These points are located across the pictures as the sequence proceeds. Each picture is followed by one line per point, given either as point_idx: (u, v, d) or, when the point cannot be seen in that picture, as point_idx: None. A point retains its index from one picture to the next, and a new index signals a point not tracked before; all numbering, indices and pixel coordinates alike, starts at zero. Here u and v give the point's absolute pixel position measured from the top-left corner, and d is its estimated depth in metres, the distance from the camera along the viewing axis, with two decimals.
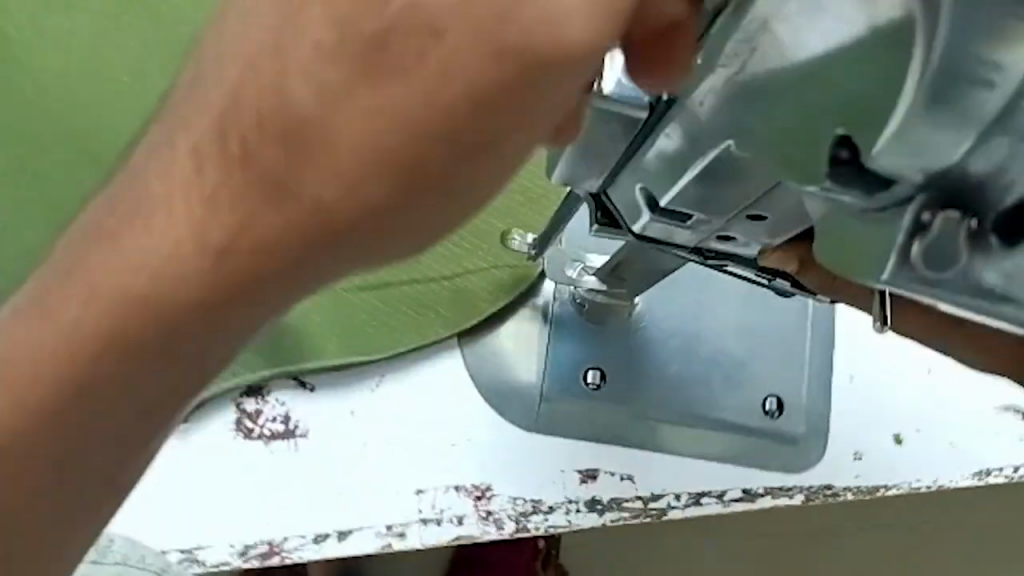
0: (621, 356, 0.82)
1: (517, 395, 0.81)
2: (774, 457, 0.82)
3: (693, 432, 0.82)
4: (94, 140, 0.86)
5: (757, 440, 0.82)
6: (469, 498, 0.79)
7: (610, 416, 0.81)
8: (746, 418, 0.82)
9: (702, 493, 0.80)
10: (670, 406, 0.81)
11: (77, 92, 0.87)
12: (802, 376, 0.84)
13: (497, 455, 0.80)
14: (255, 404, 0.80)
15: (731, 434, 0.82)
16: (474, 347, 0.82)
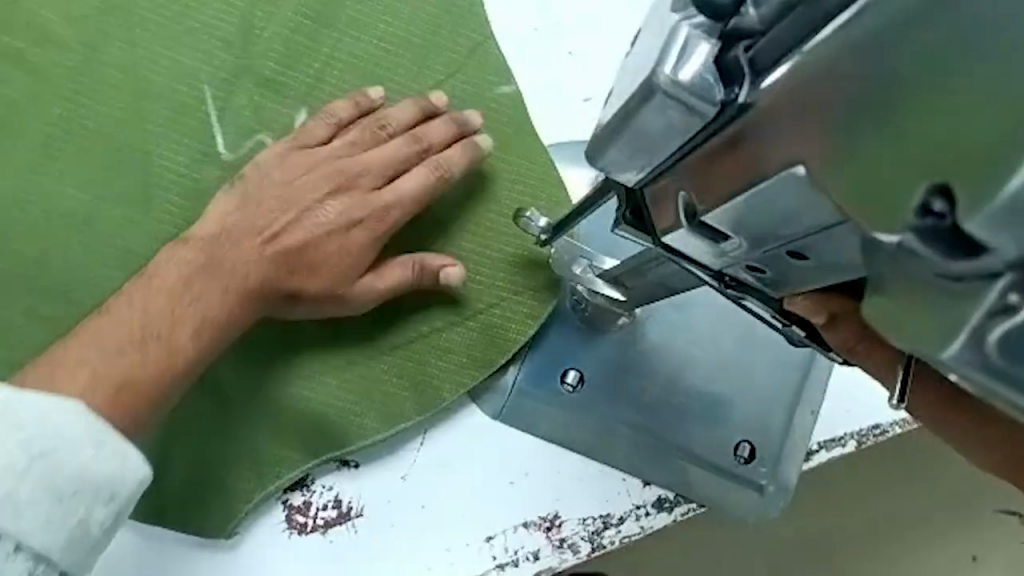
0: (614, 372, 0.79)
1: (501, 395, 0.79)
2: (739, 496, 0.80)
3: (675, 453, 0.79)
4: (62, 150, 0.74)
5: (725, 479, 0.80)
6: (539, 531, 0.78)
7: (589, 416, 0.78)
8: (714, 449, 0.80)
9: (745, 481, 0.80)
10: (659, 441, 0.79)
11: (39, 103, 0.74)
12: (788, 428, 0.81)
13: (556, 480, 0.79)
14: (302, 496, 0.76)
15: (709, 473, 0.80)
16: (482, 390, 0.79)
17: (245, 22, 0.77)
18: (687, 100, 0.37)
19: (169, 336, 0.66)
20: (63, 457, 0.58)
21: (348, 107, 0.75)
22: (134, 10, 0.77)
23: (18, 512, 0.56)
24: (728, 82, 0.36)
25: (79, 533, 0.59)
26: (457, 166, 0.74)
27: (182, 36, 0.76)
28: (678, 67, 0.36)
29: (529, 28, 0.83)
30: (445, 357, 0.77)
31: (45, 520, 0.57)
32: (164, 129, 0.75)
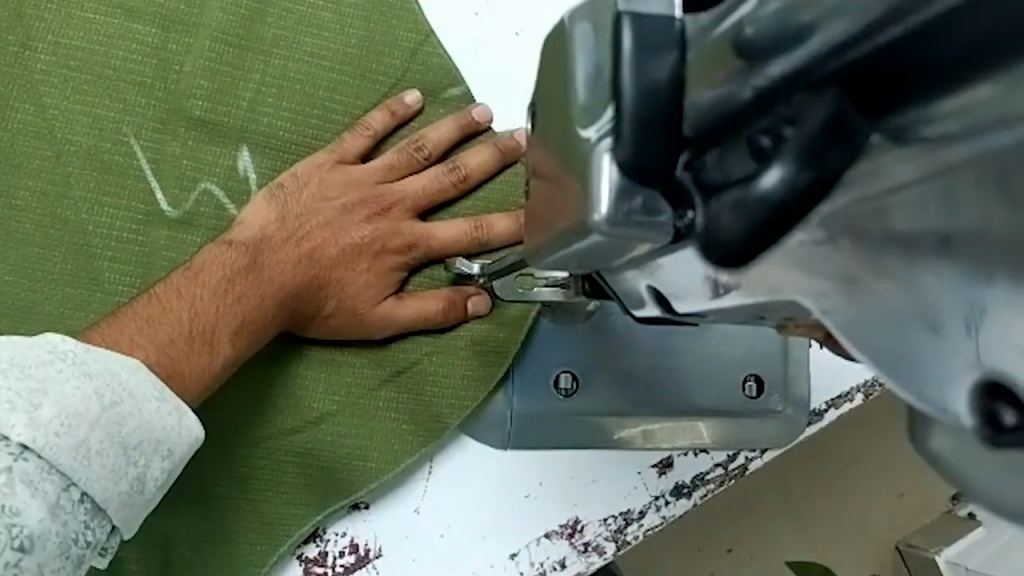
0: (595, 360, 0.73)
1: (495, 416, 0.74)
2: (761, 437, 0.75)
3: (682, 416, 0.74)
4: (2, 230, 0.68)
5: (739, 425, 0.75)
6: (563, 539, 0.74)
7: (589, 418, 0.72)
8: (724, 403, 0.74)
9: (767, 415, 0.75)
10: (665, 411, 0.73)
11: None
12: (787, 360, 0.75)
13: (572, 485, 0.74)
14: (316, 547, 0.72)
15: (723, 422, 0.74)
16: (469, 421, 0.74)
17: (162, 60, 0.70)
18: (631, 238, 0.31)
19: (211, 337, 0.64)
20: (131, 408, 0.55)
21: (355, 141, 0.71)
22: (37, 67, 0.69)
23: (89, 459, 0.53)
24: (676, 204, 0.30)
25: (137, 484, 0.56)
26: (473, 166, 0.72)
27: (96, 86, 0.69)
28: (611, 204, 0.30)
29: (470, 12, 0.76)
30: (431, 380, 0.74)
31: (110, 470, 0.54)
32: (96, 193, 0.69)
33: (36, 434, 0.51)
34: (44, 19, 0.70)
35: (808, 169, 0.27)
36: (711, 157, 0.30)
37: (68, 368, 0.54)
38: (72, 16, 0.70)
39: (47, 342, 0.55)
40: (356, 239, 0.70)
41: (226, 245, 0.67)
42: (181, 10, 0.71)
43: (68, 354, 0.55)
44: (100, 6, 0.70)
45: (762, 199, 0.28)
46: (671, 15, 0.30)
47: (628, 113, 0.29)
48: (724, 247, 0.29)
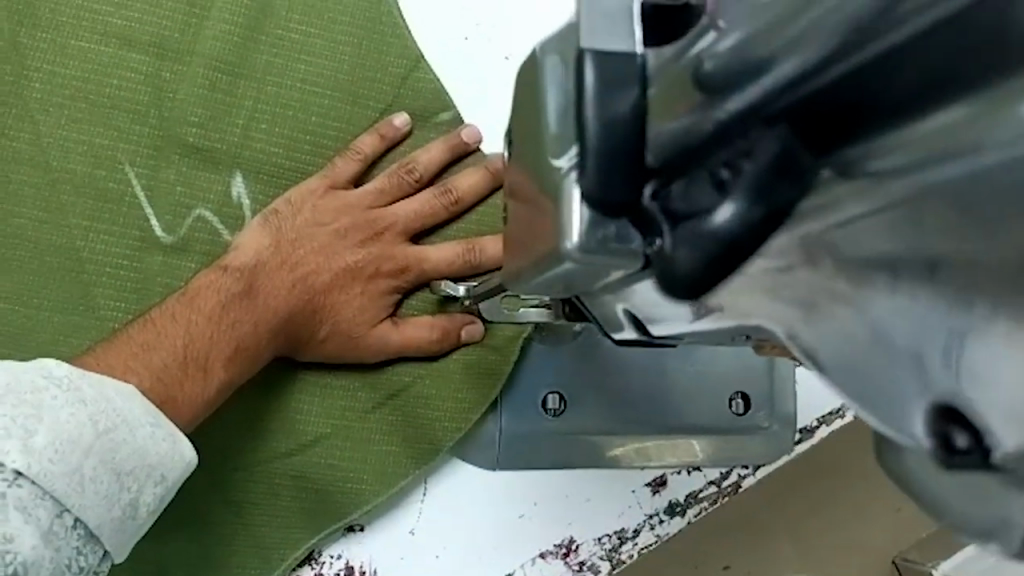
0: (583, 379, 0.73)
1: (485, 437, 0.74)
2: (750, 453, 0.74)
3: (664, 430, 0.73)
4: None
5: (728, 441, 0.74)
6: (558, 558, 0.74)
7: (576, 438, 0.72)
8: (710, 418, 0.74)
9: (756, 431, 0.74)
10: (652, 432, 0.73)
11: None
12: (776, 374, 0.75)
13: (567, 504, 0.75)
14: (313, 569, 0.72)
15: (712, 438, 0.74)
16: (458, 441, 0.74)
17: (155, 87, 0.71)
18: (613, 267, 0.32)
19: (205, 363, 0.65)
20: (124, 434, 0.56)
21: (347, 165, 0.72)
22: (31, 96, 0.70)
23: (83, 486, 0.53)
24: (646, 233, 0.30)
25: (129, 510, 0.56)
26: (463, 188, 0.72)
27: (90, 115, 0.70)
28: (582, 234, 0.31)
29: (460, 37, 0.77)
30: (415, 403, 0.75)
31: (104, 497, 0.54)
32: (90, 220, 0.69)
33: (30, 461, 0.51)
34: (39, 48, 0.70)
35: (760, 205, 0.27)
36: (677, 187, 0.30)
37: (63, 396, 0.54)
38: (66, 46, 0.70)
39: (46, 369, 0.55)
40: (347, 264, 0.71)
41: (221, 271, 0.68)
42: (173, 38, 0.71)
43: (63, 380, 0.55)
44: (93, 35, 0.71)
45: (719, 233, 0.28)
46: (632, 49, 0.31)
47: (592, 147, 0.30)
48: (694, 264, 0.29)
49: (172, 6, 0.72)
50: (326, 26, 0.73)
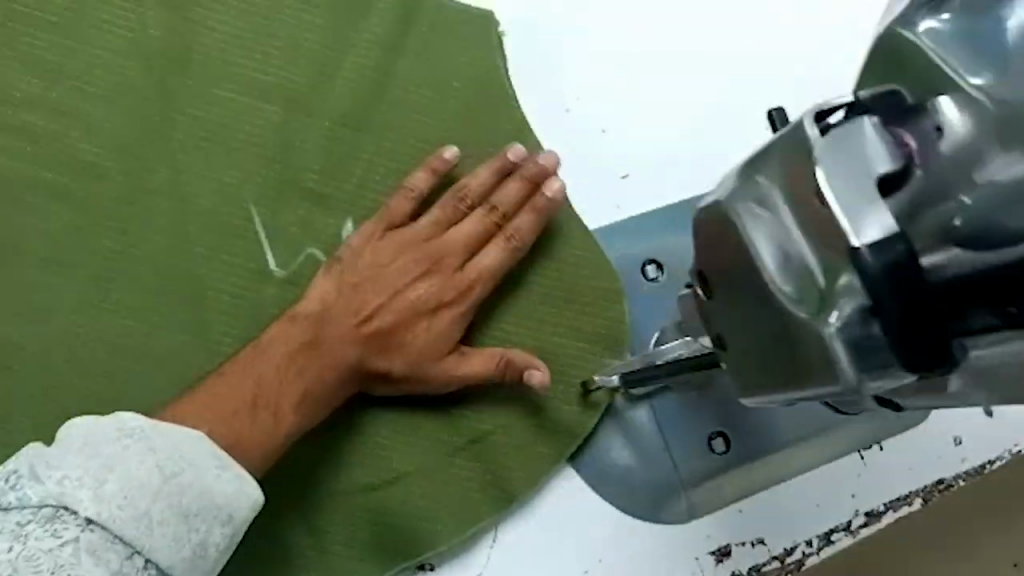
0: (726, 406, 0.76)
1: (635, 479, 0.76)
2: (902, 425, 0.78)
3: (822, 437, 0.76)
4: (129, 278, 0.75)
5: (885, 429, 0.78)
6: None
7: (745, 468, 0.76)
8: (855, 412, 0.76)
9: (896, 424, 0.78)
10: (806, 450, 0.76)
11: (101, 234, 0.75)
12: None
13: (631, 564, 0.76)
14: None
15: (862, 433, 0.78)
16: (589, 460, 0.77)
17: (284, 135, 0.77)
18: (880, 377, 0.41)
19: (274, 407, 0.69)
20: (191, 477, 0.59)
21: (401, 208, 0.75)
22: (174, 136, 0.77)
23: (151, 527, 0.57)
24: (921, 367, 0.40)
25: (199, 551, 0.59)
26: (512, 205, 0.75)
27: (224, 156, 0.77)
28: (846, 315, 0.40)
29: (562, 109, 0.82)
30: (573, 439, 0.77)
31: (172, 538, 0.58)
32: (213, 252, 0.75)
33: (100, 508, 0.55)
34: (185, 93, 0.77)
35: None
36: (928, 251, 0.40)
37: (136, 444, 0.59)
38: (210, 92, 0.77)
39: (120, 421, 0.60)
40: (411, 299, 0.73)
41: (289, 322, 0.72)
42: (305, 92, 0.78)
43: (136, 433, 0.59)
44: (235, 84, 0.78)
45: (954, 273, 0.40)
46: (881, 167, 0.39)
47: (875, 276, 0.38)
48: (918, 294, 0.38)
49: (307, 63, 0.79)
50: (441, 88, 0.79)
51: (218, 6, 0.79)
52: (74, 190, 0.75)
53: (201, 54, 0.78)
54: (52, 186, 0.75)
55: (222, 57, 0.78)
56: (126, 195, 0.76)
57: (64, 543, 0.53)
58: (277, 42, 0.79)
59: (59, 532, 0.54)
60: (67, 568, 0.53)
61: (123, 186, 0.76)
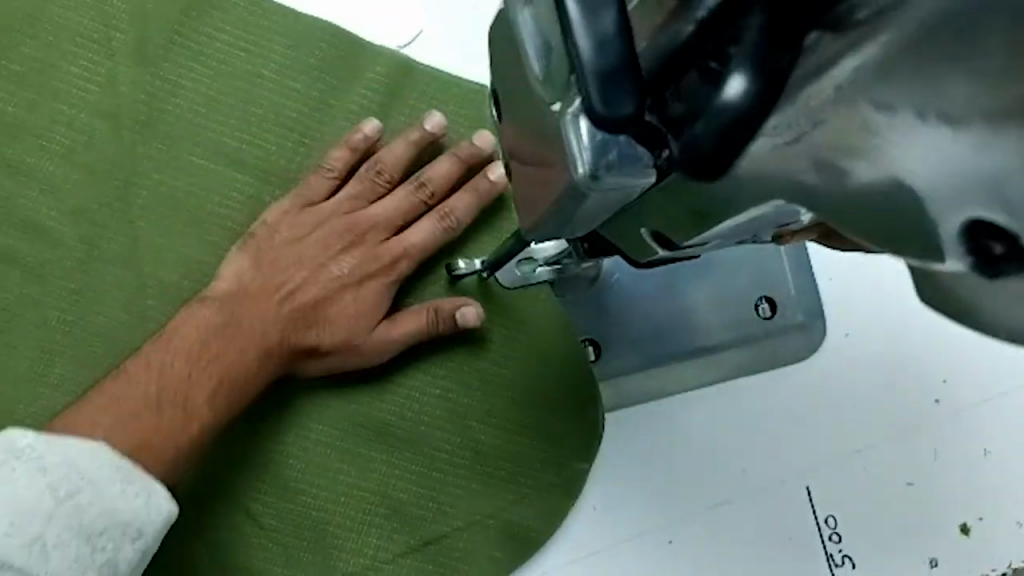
0: (608, 320, 0.71)
1: (625, 362, 0.72)
2: (788, 353, 0.75)
3: (706, 359, 0.72)
4: (78, 346, 0.70)
5: (767, 344, 0.74)
6: None
7: (646, 369, 0.72)
8: (741, 329, 0.72)
9: (780, 320, 0.73)
10: (656, 348, 0.71)
11: (55, 298, 0.71)
12: (784, 268, 0.73)
13: None
14: None
15: (749, 346, 0.73)
16: (612, 415, 0.73)
17: (255, 211, 0.73)
18: (620, 181, 0.34)
19: (184, 398, 0.65)
20: (89, 496, 0.54)
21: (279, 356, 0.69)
22: (138, 202, 0.72)
23: (47, 555, 0.52)
24: (653, 146, 0.33)
25: (107, 567, 0.55)
26: (395, 247, 0.71)
27: (191, 225, 0.73)
28: (587, 156, 0.33)
29: None
30: (489, 429, 0.72)
31: (72, 560, 0.53)
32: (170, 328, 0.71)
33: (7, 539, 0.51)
34: (154, 157, 0.73)
35: (762, 85, 0.30)
36: (689, 77, 0.32)
37: (24, 467, 0.53)
38: (180, 159, 0.73)
39: (12, 440, 0.54)
40: (333, 273, 0.71)
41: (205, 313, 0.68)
42: (283, 166, 0.74)
43: (26, 452, 0.54)
44: (203, 149, 0.73)
45: (727, 109, 0.31)
46: (610, 32, 0.31)
47: (590, 71, 0.31)
48: (704, 157, 0.32)
49: (286, 135, 0.74)
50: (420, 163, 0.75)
51: (194, 65, 0.74)
52: (27, 256, 0.71)
53: (174, 118, 0.74)
54: (5, 252, 0.71)
55: (196, 122, 0.74)
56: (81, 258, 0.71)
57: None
58: (254, 107, 0.74)
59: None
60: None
61: (78, 251, 0.71)
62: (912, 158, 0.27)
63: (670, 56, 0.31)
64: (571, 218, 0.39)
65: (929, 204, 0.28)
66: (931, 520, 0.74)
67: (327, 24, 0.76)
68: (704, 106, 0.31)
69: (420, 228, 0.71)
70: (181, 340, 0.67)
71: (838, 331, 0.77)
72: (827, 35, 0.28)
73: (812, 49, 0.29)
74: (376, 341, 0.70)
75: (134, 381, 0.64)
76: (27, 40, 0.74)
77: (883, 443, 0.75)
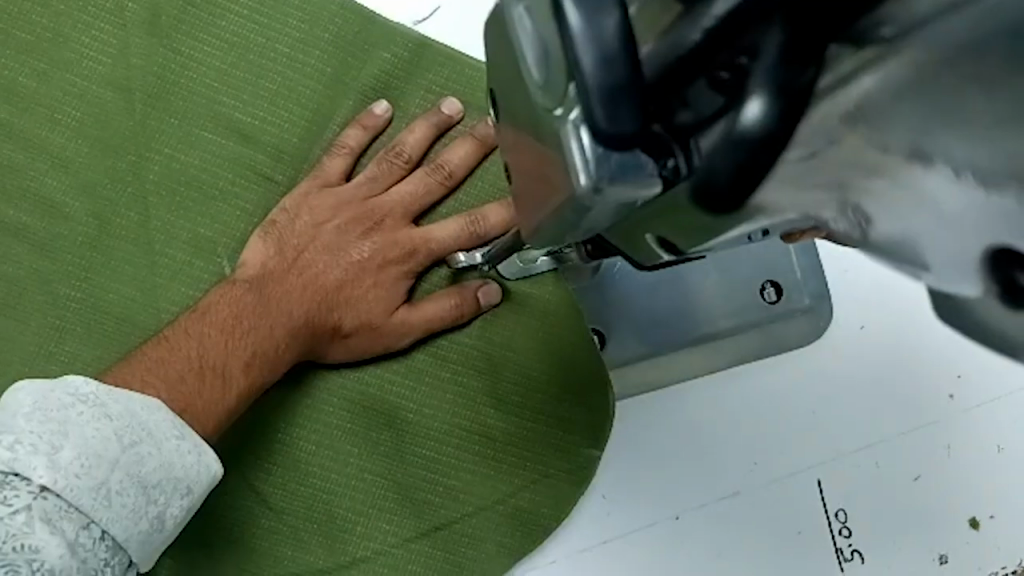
0: (613, 307, 0.69)
1: (632, 349, 0.70)
2: (796, 337, 0.74)
3: (713, 345, 0.71)
4: (86, 321, 0.70)
5: (772, 327, 0.72)
6: None
7: (655, 356, 0.71)
8: (747, 313, 0.71)
9: (790, 304, 0.72)
10: (664, 334, 0.70)
11: (63, 272, 0.70)
12: (790, 251, 0.71)
13: None
14: None
15: (753, 331, 0.72)
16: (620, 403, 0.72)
17: (266, 190, 0.73)
18: (624, 194, 0.30)
19: (221, 368, 0.64)
20: (150, 448, 0.52)
21: (306, 338, 0.68)
22: (148, 177, 0.72)
23: (110, 499, 0.50)
24: (660, 155, 0.30)
25: (156, 524, 0.53)
26: (417, 233, 0.70)
27: (201, 202, 0.72)
28: (586, 172, 0.30)
29: None
30: (498, 413, 0.71)
31: (131, 510, 0.51)
32: (178, 306, 0.71)
33: (56, 476, 0.48)
34: (164, 132, 0.72)
35: (786, 105, 0.27)
36: (700, 87, 0.29)
37: (89, 411, 0.51)
38: (190, 136, 0.72)
39: (69, 385, 0.52)
40: (356, 257, 0.69)
41: (235, 287, 0.68)
42: (294, 144, 0.73)
43: (88, 397, 0.52)
44: (214, 126, 0.73)
45: (743, 133, 0.27)
46: (615, 35, 0.29)
47: (593, 86, 0.28)
48: (719, 190, 0.29)
49: (298, 113, 0.73)
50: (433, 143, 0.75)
51: (208, 39, 0.74)
52: (37, 231, 0.71)
53: (186, 92, 0.73)
54: (14, 226, 0.71)
55: (208, 97, 0.73)
56: (90, 232, 0.71)
57: (16, 512, 0.46)
58: (266, 84, 0.73)
59: (8, 498, 0.46)
60: (20, 538, 0.46)
61: (88, 225, 0.71)
62: (928, 196, 0.27)
63: (674, 63, 0.28)
64: (570, 231, 0.36)
65: (944, 237, 0.27)
66: (942, 516, 0.73)
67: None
68: (719, 123, 0.28)
69: (449, 221, 0.70)
70: (211, 315, 0.66)
71: (854, 323, 0.76)
72: (852, 51, 0.26)
73: (831, 67, 0.27)
74: (405, 324, 0.69)
75: (163, 352, 0.63)
76: (38, 9, 0.73)
77: (897, 437, 0.74)
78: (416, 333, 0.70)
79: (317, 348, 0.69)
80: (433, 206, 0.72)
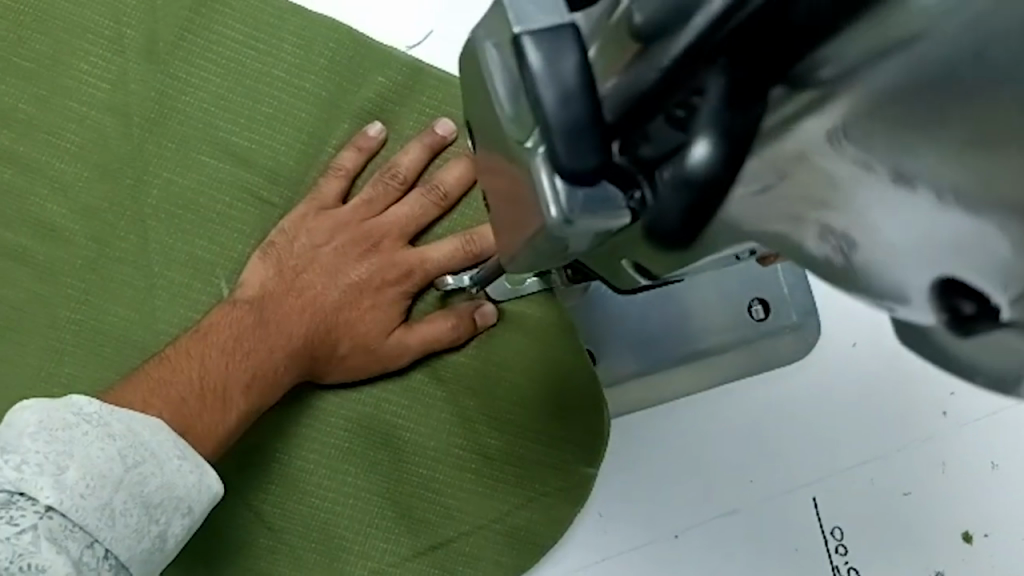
0: (604, 326, 0.70)
1: (624, 366, 0.71)
2: (783, 353, 0.74)
3: (705, 362, 0.72)
4: (86, 343, 0.71)
5: (761, 344, 0.73)
6: None
7: (647, 373, 0.71)
8: (737, 331, 0.71)
9: (778, 321, 0.73)
10: (655, 351, 0.71)
11: (64, 296, 0.71)
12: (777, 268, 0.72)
13: None
14: None
15: (741, 350, 0.72)
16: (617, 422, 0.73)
17: (264, 213, 0.74)
18: (596, 225, 0.32)
19: (221, 390, 0.64)
20: (152, 468, 0.53)
21: (301, 360, 0.68)
22: (148, 200, 0.73)
23: (114, 518, 0.50)
24: (625, 186, 0.32)
25: (158, 542, 0.53)
26: (412, 254, 0.71)
27: (199, 225, 0.73)
28: (557, 205, 0.31)
29: None
30: (493, 432, 0.72)
31: (133, 529, 0.51)
32: (177, 327, 0.71)
33: (63, 496, 0.49)
34: (163, 156, 0.73)
35: (727, 146, 0.30)
36: (658, 123, 0.32)
37: (94, 430, 0.52)
38: (189, 159, 0.73)
39: (73, 404, 0.52)
40: (354, 278, 0.71)
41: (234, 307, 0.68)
42: (290, 167, 0.74)
43: (92, 417, 0.52)
44: (212, 149, 0.74)
45: (693, 172, 0.31)
46: (574, 75, 0.31)
47: (554, 125, 0.31)
48: (672, 226, 0.32)
49: (294, 136, 0.74)
50: None
51: (205, 64, 0.75)
52: (37, 254, 0.71)
53: (184, 117, 0.74)
54: (14, 249, 0.71)
55: (205, 121, 0.74)
56: (90, 255, 0.72)
57: (22, 531, 0.46)
58: (262, 108, 0.74)
59: (15, 518, 0.47)
60: (26, 558, 0.46)
61: (88, 248, 0.72)
62: (889, 220, 0.28)
63: (634, 101, 0.31)
64: (551, 258, 0.37)
65: (901, 268, 0.29)
66: (936, 532, 0.74)
67: (338, 25, 0.76)
68: (670, 160, 0.31)
69: (444, 241, 0.71)
70: (210, 337, 0.67)
71: (845, 340, 0.76)
72: (793, 92, 0.29)
73: (775, 108, 0.30)
74: (399, 346, 0.70)
75: (163, 373, 0.64)
76: (38, 37, 0.74)
77: (890, 453, 0.74)
78: (414, 353, 0.70)
79: (314, 371, 0.70)
80: (426, 228, 0.73)
